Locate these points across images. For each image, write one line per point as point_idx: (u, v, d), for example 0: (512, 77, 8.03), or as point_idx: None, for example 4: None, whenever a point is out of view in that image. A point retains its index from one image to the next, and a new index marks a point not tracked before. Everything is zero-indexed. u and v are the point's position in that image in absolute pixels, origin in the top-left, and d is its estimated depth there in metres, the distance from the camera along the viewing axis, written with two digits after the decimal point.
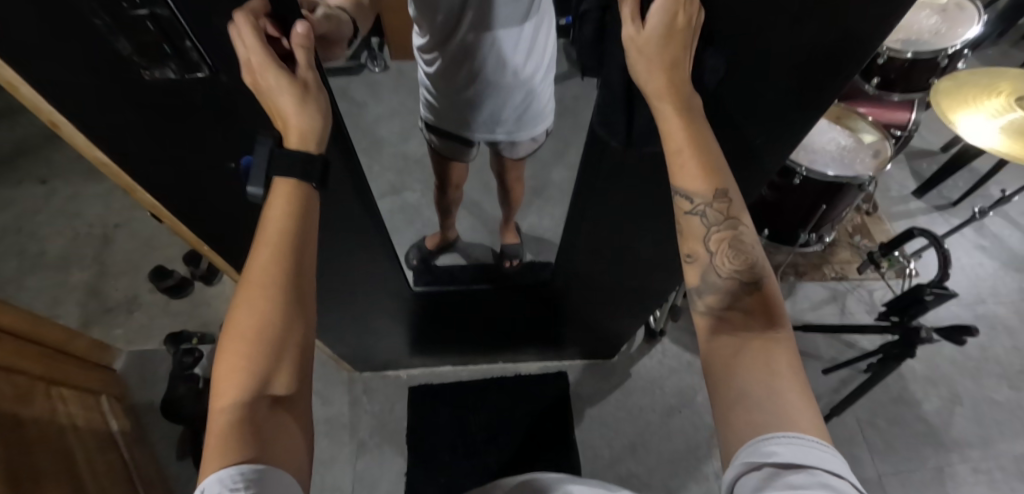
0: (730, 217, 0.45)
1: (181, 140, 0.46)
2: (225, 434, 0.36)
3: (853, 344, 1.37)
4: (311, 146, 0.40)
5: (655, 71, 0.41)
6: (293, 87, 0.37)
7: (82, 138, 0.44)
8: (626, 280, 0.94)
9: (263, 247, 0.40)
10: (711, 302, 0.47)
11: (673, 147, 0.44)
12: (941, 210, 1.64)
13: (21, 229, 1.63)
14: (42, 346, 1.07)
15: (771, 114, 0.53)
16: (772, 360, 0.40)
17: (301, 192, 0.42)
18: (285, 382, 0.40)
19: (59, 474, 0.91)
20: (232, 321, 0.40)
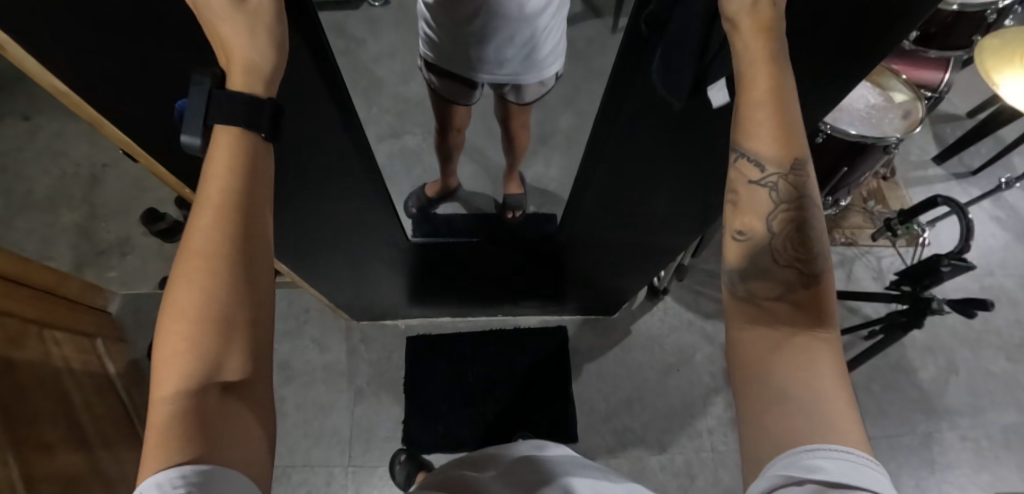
0: (803, 196, 0.41)
1: (146, 64, 0.41)
2: (166, 431, 0.31)
3: (856, 311, 1.35)
4: (256, 86, 0.36)
5: (759, 4, 0.36)
6: (238, 14, 0.34)
7: (32, 61, 0.38)
8: (635, 238, 0.90)
9: (204, 211, 0.35)
10: (758, 289, 0.42)
11: (752, 101, 0.38)
12: (960, 178, 1.58)
13: (5, 166, 1.57)
14: (33, 288, 1.04)
15: (825, 61, 0.47)
16: (817, 361, 0.37)
17: (243, 148, 0.37)
18: (237, 368, 0.35)
19: (57, 416, 0.91)
20: (170, 299, 0.35)
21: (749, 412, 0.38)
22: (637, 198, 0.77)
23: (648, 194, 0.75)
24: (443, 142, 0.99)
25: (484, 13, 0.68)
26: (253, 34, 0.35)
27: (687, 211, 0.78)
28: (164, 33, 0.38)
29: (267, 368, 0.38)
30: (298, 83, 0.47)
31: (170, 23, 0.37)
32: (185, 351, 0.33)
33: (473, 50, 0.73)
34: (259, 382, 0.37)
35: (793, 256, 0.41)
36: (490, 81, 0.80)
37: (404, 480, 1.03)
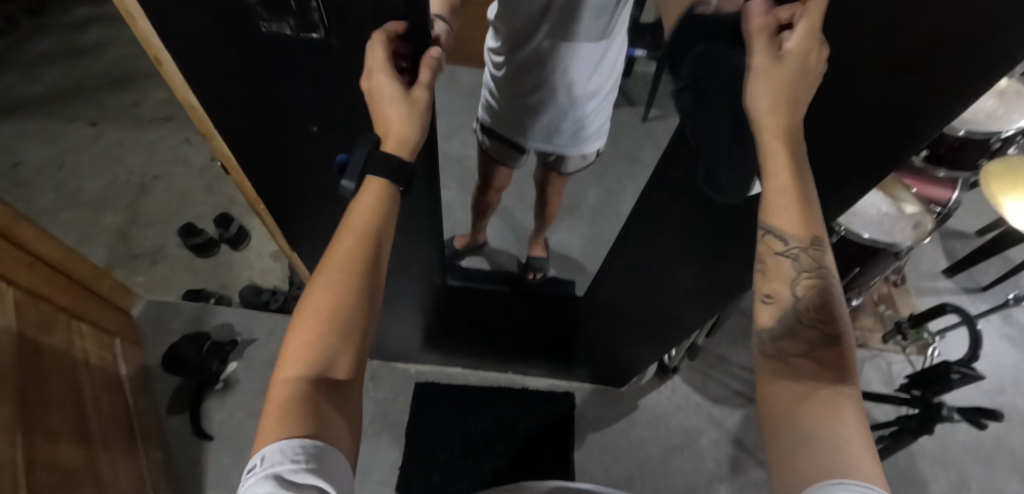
0: (822, 268, 0.45)
1: (271, 95, 0.47)
2: (287, 408, 0.38)
3: (866, 413, 1.34)
4: (405, 152, 0.42)
5: (779, 109, 0.41)
6: (403, 101, 0.40)
7: (180, 71, 0.46)
8: (655, 311, 0.93)
9: (348, 239, 0.43)
10: (784, 347, 0.46)
11: (776, 187, 0.43)
12: (970, 292, 1.62)
13: (64, 166, 1.69)
14: (70, 279, 1.09)
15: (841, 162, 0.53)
16: (842, 411, 0.41)
17: (388, 196, 0.44)
18: (345, 369, 0.41)
19: (67, 405, 0.92)
20: (307, 303, 0.42)
21: (777, 453, 0.41)
22: (662, 272, 0.81)
23: (675, 269, 0.78)
24: (480, 198, 1.05)
25: (544, 90, 0.76)
26: (413, 115, 0.41)
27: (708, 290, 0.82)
28: (296, 74, 0.45)
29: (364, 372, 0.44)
30: None
31: (305, 66, 0.44)
32: (310, 345, 0.40)
33: (530, 120, 0.82)
34: (356, 383, 0.43)
35: (814, 317, 0.45)
36: (538, 148, 0.88)
37: None
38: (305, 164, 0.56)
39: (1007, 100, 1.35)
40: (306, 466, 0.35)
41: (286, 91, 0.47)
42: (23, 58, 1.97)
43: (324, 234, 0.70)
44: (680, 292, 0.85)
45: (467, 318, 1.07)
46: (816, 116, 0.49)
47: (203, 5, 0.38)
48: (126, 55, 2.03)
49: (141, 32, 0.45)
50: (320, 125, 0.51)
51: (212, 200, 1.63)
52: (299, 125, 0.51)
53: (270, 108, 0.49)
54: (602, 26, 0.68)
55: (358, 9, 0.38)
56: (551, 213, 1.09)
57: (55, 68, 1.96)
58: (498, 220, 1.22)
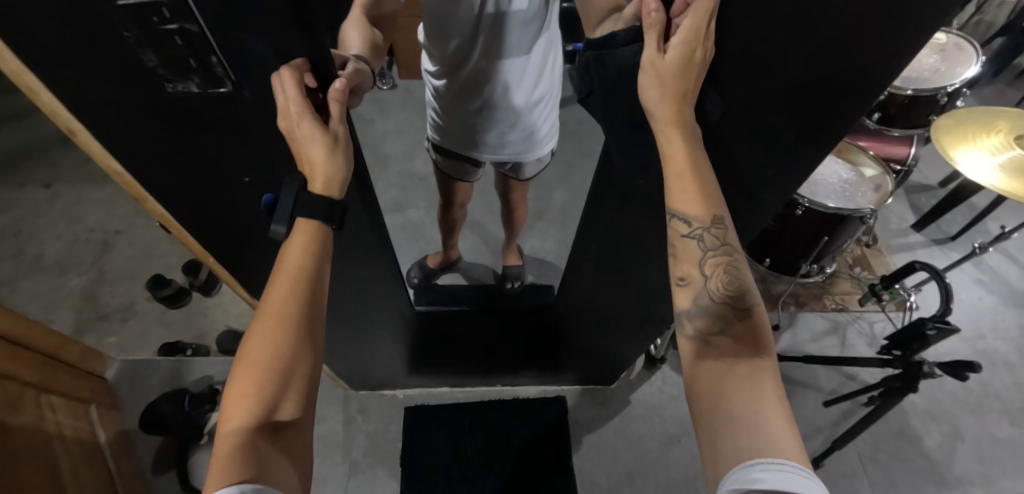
0: (725, 245, 0.46)
1: (194, 152, 0.46)
2: (227, 457, 0.38)
3: (854, 377, 1.36)
4: (333, 192, 0.42)
5: (668, 95, 0.42)
6: (324, 139, 0.39)
7: (98, 144, 0.44)
8: (629, 308, 0.93)
9: (283, 280, 0.42)
10: (700, 326, 0.47)
11: (674, 171, 0.44)
12: (940, 243, 1.65)
13: (20, 232, 1.65)
14: (35, 351, 1.06)
15: (774, 147, 0.52)
16: (758, 384, 0.42)
17: (323, 234, 0.44)
18: (291, 410, 0.43)
19: (42, 483, 0.89)
20: (247, 348, 0.42)
21: (705, 439, 0.42)
22: (629, 267, 0.80)
23: (644, 262, 0.78)
24: (445, 214, 1.03)
25: (487, 105, 0.76)
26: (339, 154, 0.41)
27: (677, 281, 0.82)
28: (216, 129, 0.43)
29: (314, 409, 0.45)
30: None
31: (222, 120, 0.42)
32: (252, 393, 0.41)
33: (479, 134, 0.81)
34: (305, 423, 0.44)
35: (727, 295, 0.46)
36: (491, 160, 0.87)
37: None
38: (242, 214, 0.55)
39: (949, 55, 1.38)
40: None
41: (209, 147, 0.46)
42: None
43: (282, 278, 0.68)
44: (650, 286, 0.85)
45: (448, 336, 1.06)
46: (738, 106, 0.48)
47: (101, 73, 0.36)
48: None
49: (49, 107, 0.40)
50: (252, 175, 0.50)
51: (178, 248, 1.60)
52: (229, 177, 0.49)
53: (200, 161, 0.47)
54: (533, 36, 0.67)
55: (261, 57, 0.37)
56: (519, 219, 1.07)
57: None
58: (470, 233, 1.22)
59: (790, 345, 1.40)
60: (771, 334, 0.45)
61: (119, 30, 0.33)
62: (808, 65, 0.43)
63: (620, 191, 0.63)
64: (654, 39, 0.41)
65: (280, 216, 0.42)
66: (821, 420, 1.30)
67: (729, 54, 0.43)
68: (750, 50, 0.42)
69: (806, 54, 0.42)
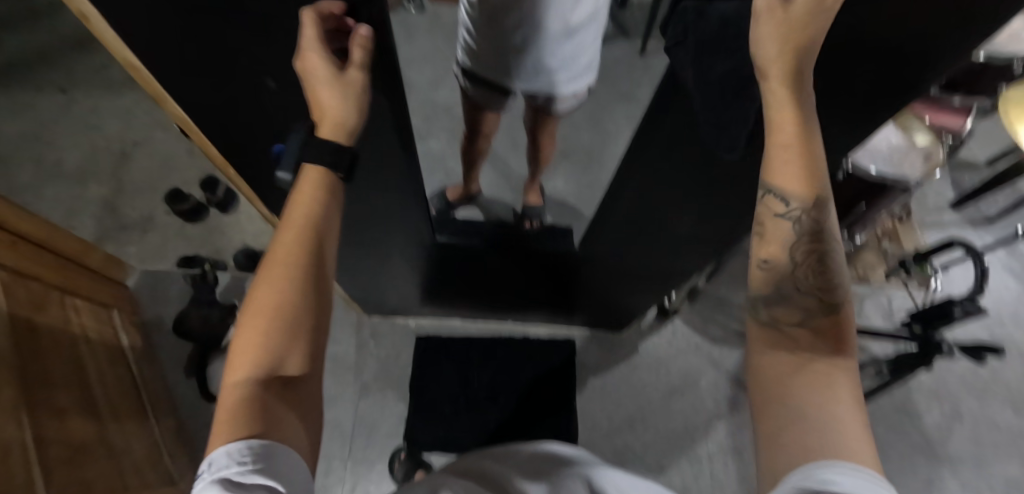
0: (822, 232, 0.43)
1: (218, 52, 0.43)
2: (233, 409, 0.37)
3: (864, 348, 1.35)
4: (341, 137, 0.44)
5: (786, 52, 0.37)
6: (336, 84, 0.42)
7: (116, 38, 0.41)
8: (651, 260, 0.92)
9: (288, 229, 0.43)
10: (779, 316, 0.46)
11: (782, 140, 0.40)
12: (976, 225, 1.58)
13: (40, 137, 1.64)
14: (56, 256, 1.08)
15: (855, 94, 0.47)
16: (835, 382, 0.39)
17: (327, 183, 0.45)
18: (297, 365, 0.42)
19: (69, 379, 0.93)
20: (253, 299, 0.42)
21: (763, 432, 0.40)
22: (657, 219, 0.78)
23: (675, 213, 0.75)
24: (470, 145, 0.99)
25: (524, 28, 0.71)
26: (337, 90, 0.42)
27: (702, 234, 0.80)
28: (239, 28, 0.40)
29: (319, 368, 0.44)
30: None
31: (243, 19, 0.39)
32: (260, 346, 0.40)
33: (513, 59, 0.77)
34: (312, 380, 0.43)
35: (812, 285, 0.44)
36: (524, 88, 0.83)
37: (402, 478, 1.07)
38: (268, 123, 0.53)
39: None
40: (251, 467, 0.34)
41: (231, 49, 0.43)
42: None
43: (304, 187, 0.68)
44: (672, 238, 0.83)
45: (465, 273, 1.06)
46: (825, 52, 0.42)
47: None
48: None
49: None
50: (279, 81, 0.47)
51: (196, 164, 1.58)
52: (255, 81, 0.47)
53: (224, 62, 0.44)
54: None
55: None
56: (545, 157, 1.02)
57: None
58: (492, 169, 1.18)
59: None
60: (854, 333, 0.43)
61: None
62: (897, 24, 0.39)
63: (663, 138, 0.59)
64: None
65: (285, 163, 0.44)
66: None
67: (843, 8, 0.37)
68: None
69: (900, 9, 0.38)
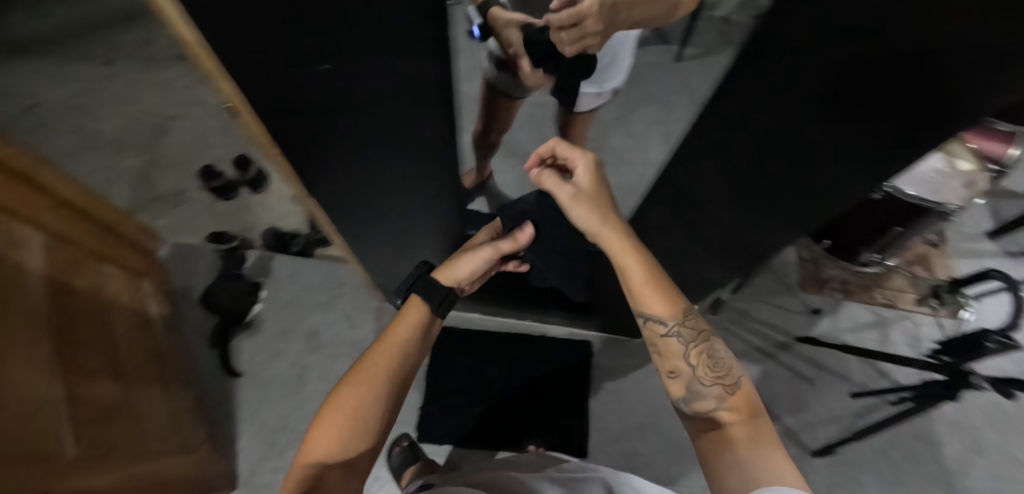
0: (706, 343, 0.68)
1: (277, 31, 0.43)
2: (302, 479, 0.58)
3: (887, 374, 1.31)
4: (459, 281, 0.77)
5: (604, 220, 0.64)
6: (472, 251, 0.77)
7: (177, 8, 0.41)
8: (679, 266, 0.91)
9: (379, 340, 0.69)
10: (699, 407, 0.66)
11: (634, 280, 0.66)
12: (1013, 257, 1.53)
13: (80, 105, 1.68)
14: (93, 222, 1.10)
15: (904, 106, 0.46)
16: (743, 446, 0.59)
17: (419, 309, 0.73)
18: (357, 445, 0.62)
19: (98, 340, 0.96)
20: (335, 398, 0.64)
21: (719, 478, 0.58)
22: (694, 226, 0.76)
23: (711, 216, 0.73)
24: None
25: None
26: (474, 259, 0.76)
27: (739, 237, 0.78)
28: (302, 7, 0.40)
29: (371, 443, 0.64)
30: None
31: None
32: (335, 433, 0.61)
33: None
34: (360, 455, 0.63)
35: (716, 377, 0.66)
36: None
37: (397, 466, 1.06)
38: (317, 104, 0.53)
39: None
40: None
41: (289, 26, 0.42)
42: None
43: (345, 162, 0.69)
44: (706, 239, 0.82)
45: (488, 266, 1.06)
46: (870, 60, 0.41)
47: None
48: None
49: None
50: (333, 63, 0.47)
51: (229, 142, 1.61)
52: (308, 64, 0.47)
53: (283, 40, 0.44)
54: None
55: None
56: None
57: None
58: None
59: (826, 331, 1.34)
60: (755, 402, 0.65)
61: None
62: (893, 78, 0.43)
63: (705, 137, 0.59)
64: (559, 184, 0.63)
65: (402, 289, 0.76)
66: (845, 412, 1.26)
67: (863, 52, 0.40)
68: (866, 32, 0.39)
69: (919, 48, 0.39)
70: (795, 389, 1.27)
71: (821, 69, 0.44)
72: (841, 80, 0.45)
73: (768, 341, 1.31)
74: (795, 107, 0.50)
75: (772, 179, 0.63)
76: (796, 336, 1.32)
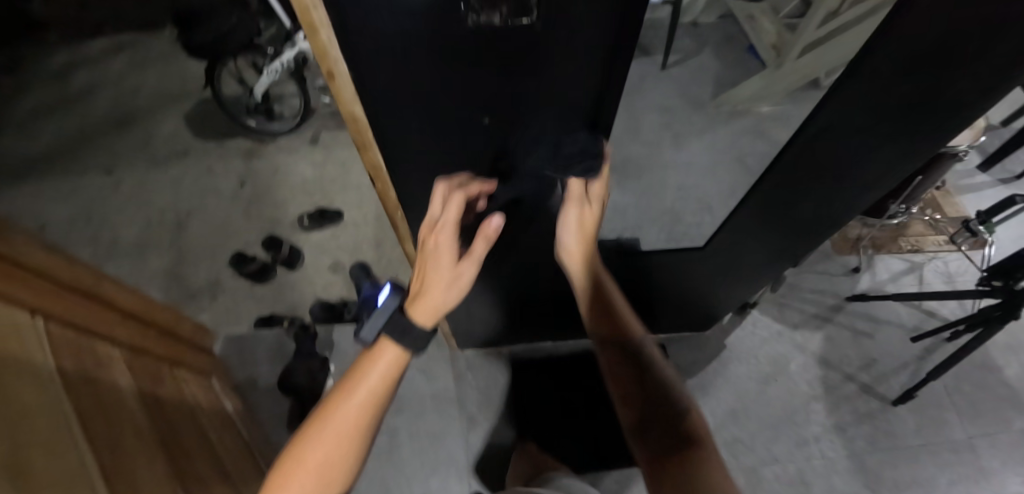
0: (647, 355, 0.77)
1: (452, 94, 0.47)
2: None
3: (934, 313, 1.39)
4: (426, 322, 0.59)
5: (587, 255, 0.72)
6: (450, 274, 0.59)
7: (352, 88, 0.45)
8: (756, 259, 0.99)
9: (358, 397, 0.59)
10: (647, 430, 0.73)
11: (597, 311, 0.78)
12: (1006, 183, 1.66)
13: (92, 218, 1.68)
14: (158, 329, 1.09)
15: (980, 81, 0.52)
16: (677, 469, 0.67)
17: (400, 363, 0.61)
18: None
19: (196, 441, 0.95)
20: (305, 457, 0.57)
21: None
22: (788, 207, 0.80)
23: (815, 200, 0.78)
24: None
25: None
26: (451, 278, 0.59)
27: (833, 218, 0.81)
28: (483, 72, 0.44)
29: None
30: (556, 122, 0.53)
31: (492, 63, 0.43)
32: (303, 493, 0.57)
33: None
34: None
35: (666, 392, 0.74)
36: None
37: None
38: (461, 158, 0.56)
39: None
40: None
41: (463, 88, 0.46)
42: (19, 116, 1.95)
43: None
44: (802, 223, 0.84)
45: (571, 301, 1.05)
46: (953, 48, 0.48)
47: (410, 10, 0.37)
48: (121, 96, 2.00)
49: (322, 44, 0.41)
50: (493, 115, 0.50)
51: (255, 225, 1.63)
52: (471, 118, 0.50)
53: (448, 107, 0.48)
54: None
55: None
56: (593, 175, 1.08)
57: (54, 119, 1.95)
58: None
59: (870, 286, 1.43)
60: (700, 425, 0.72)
61: None
62: (976, 90, 0.54)
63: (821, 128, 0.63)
64: (568, 209, 0.65)
65: (370, 328, 0.59)
66: (907, 354, 1.33)
67: (942, 40, 0.48)
68: (964, 48, 0.48)
69: (1004, 61, 0.49)
70: (859, 345, 1.34)
71: (919, 81, 0.53)
72: (934, 94, 0.55)
73: (821, 306, 1.39)
74: (890, 120, 0.59)
75: (852, 168, 0.69)
76: (844, 296, 1.40)
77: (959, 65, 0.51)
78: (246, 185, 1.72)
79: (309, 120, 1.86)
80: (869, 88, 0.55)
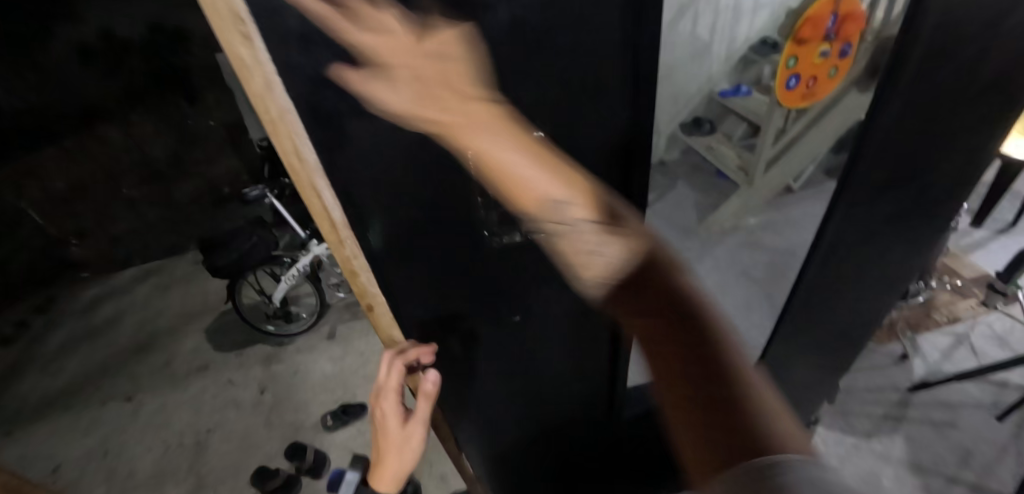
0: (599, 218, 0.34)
1: (484, 302, 0.52)
2: None
3: (1006, 384, 1.31)
4: (389, 486, 0.61)
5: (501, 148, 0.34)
6: (397, 439, 0.58)
7: (388, 314, 0.49)
8: (808, 371, 0.96)
9: None
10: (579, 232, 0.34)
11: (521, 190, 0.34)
12: (1005, 232, 1.71)
13: (108, 452, 1.62)
14: None
15: (950, 161, 0.60)
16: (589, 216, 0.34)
17: None
18: None
19: None
20: None
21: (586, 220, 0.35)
22: (826, 319, 0.82)
23: (847, 306, 0.80)
24: None
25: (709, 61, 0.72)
26: (400, 443, 0.57)
27: (863, 313, 0.83)
28: (513, 278, 0.51)
29: None
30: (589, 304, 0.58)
31: (520, 273, 0.50)
32: None
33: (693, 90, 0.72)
34: None
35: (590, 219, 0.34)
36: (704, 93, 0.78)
37: None
38: (500, 351, 0.60)
39: None
40: None
41: (500, 296, 0.52)
42: (42, 359, 2.00)
43: (507, 405, 0.70)
44: (841, 325, 0.85)
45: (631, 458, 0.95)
46: (919, 147, 0.56)
47: (444, 240, 0.44)
48: (141, 322, 2.08)
49: (362, 286, 0.46)
50: (522, 313, 0.56)
51: (276, 433, 1.58)
52: (504, 320, 0.55)
53: (479, 318, 0.54)
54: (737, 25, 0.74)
55: None
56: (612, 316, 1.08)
57: (77, 354, 2.00)
58: None
59: (926, 371, 1.35)
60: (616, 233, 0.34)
61: (477, 196, 0.41)
62: (944, 174, 0.62)
63: (830, 249, 0.66)
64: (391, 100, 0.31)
65: None
66: (1001, 438, 1.21)
67: (906, 147, 0.56)
68: (924, 153, 0.57)
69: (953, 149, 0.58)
70: (946, 439, 1.22)
71: (900, 191, 0.61)
72: (913, 193, 0.63)
73: (886, 405, 1.29)
74: (889, 222, 0.66)
75: (874, 266, 0.73)
76: (906, 388, 1.32)
77: (928, 159, 0.58)
78: (267, 391, 1.71)
79: (325, 316, 1.92)
80: (862, 202, 0.61)
